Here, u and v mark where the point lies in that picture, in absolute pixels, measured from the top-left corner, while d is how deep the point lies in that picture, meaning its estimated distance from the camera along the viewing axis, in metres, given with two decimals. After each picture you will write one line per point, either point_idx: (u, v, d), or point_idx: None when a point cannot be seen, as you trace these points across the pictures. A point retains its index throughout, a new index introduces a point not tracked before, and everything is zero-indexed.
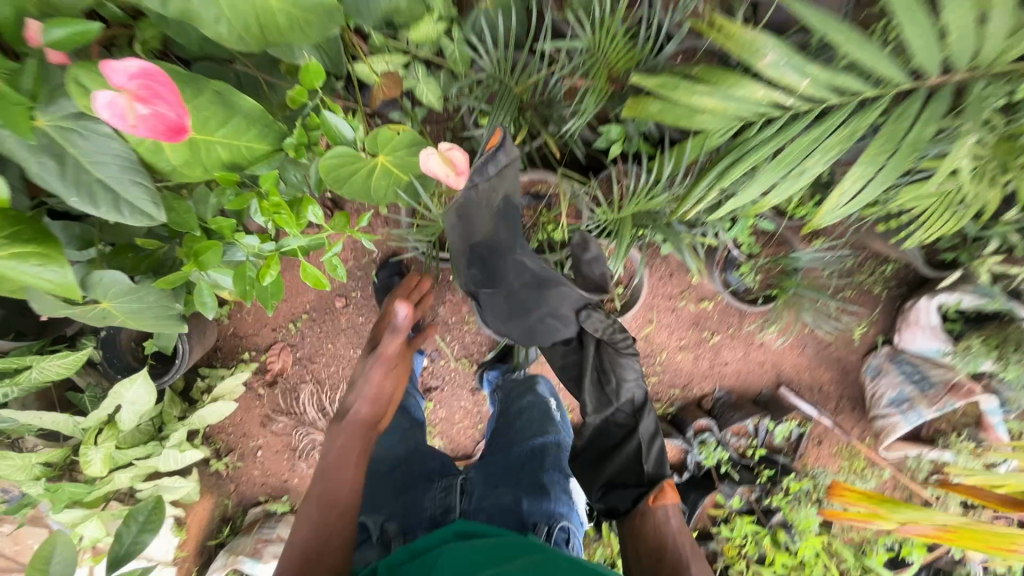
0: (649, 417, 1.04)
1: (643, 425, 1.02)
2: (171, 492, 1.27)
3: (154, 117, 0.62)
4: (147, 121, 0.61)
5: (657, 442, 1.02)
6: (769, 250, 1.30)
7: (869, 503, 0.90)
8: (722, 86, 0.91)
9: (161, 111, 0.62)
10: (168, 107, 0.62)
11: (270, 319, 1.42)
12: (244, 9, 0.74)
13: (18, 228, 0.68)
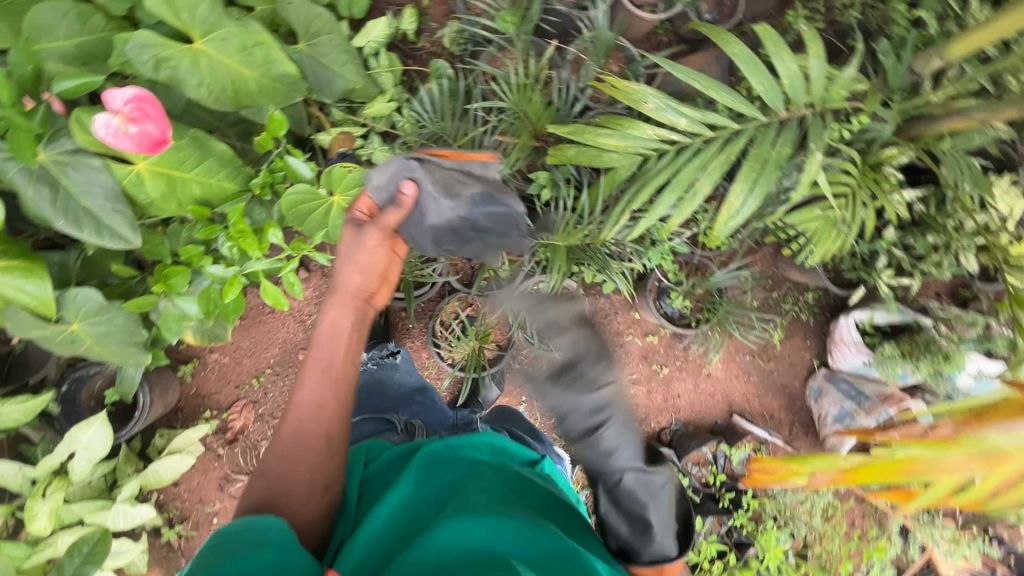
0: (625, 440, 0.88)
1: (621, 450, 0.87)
2: (117, 557, 1.21)
3: (142, 136, 0.68)
4: (134, 139, 0.67)
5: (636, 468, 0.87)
6: (693, 277, 1.45)
7: (785, 461, 0.75)
8: (620, 129, 1.12)
9: (149, 130, 0.68)
10: (155, 126, 0.68)
11: (233, 376, 1.46)
12: (223, 77, 0.92)
13: (6, 248, 0.77)
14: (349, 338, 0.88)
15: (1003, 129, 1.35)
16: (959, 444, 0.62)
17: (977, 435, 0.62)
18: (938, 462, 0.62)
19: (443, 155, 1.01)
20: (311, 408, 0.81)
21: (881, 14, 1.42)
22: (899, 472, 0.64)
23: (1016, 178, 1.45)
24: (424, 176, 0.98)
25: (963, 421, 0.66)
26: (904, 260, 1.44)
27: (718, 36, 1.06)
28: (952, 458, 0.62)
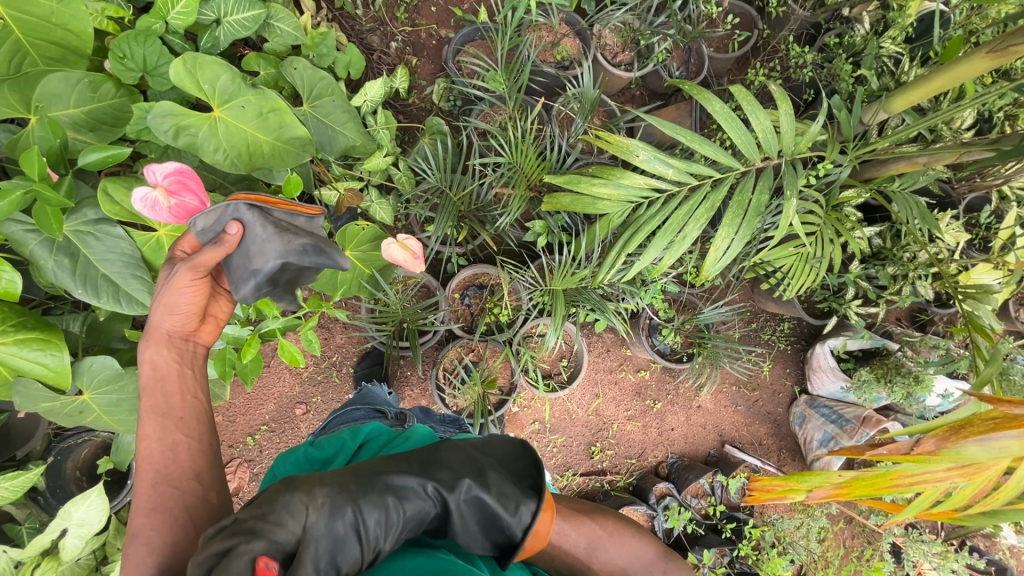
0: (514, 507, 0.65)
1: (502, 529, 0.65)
2: None
3: (179, 207, 0.69)
4: (170, 211, 0.69)
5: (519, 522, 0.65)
6: (681, 314, 1.53)
7: (780, 480, 0.87)
8: (613, 179, 1.20)
9: (186, 202, 0.70)
10: (193, 197, 0.70)
11: (227, 435, 1.41)
12: (239, 142, 0.95)
13: (22, 319, 0.76)
14: (185, 379, 0.71)
15: (941, 171, 1.51)
16: (937, 461, 0.75)
17: (955, 450, 0.74)
18: (920, 473, 0.77)
19: (274, 200, 0.72)
20: (160, 454, 0.65)
21: (829, 72, 1.59)
22: (885, 484, 0.79)
23: (955, 213, 1.62)
24: (253, 221, 0.69)
25: (943, 435, 0.74)
26: (869, 290, 1.56)
27: (699, 95, 1.17)
28: (926, 470, 0.77)
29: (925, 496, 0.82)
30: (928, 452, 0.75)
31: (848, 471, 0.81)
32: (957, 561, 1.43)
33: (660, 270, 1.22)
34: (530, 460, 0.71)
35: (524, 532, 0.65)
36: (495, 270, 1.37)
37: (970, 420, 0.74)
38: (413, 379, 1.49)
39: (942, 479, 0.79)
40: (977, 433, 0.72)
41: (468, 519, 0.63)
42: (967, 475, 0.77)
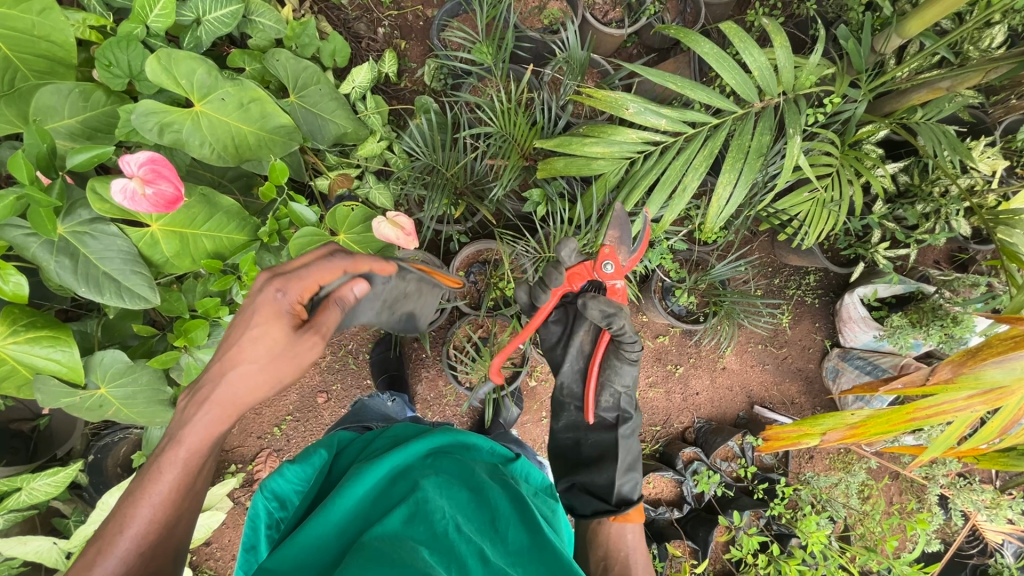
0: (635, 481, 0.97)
1: (625, 478, 0.96)
2: None
3: (156, 196, 0.72)
4: (148, 199, 0.71)
5: (632, 472, 0.98)
6: (693, 273, 1.48)
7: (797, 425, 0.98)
8: (605, 136, 1.16)
9: (162, 189, 0.72)
10: (169, 184, 0.72)
11: (255, 427, 1.47)
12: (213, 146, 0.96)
13: (32, 319, 0.80)
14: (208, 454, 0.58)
15: (969, 95, 1.40)
16: (955, 389, 0.80)
17: (974, 375, 0.78)
18: (939, 404, 0.81)
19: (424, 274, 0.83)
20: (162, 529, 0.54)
21: (837, 3, 1.49)
22: (901, 418, 0.84)
23: (991, 139, 1.49)
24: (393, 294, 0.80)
25: (959, 362, 0.79)
26: (897, 231, 1.47)
27: (686, 37, 1.11)
28: (947, 400, 0.81)
29: (952, 428, 0.85)
30: (947, 381, 0.81)
31: (861, 411, 0.88)
32: (1011, 508, 1.35)
33: (662, 226, 1.17)
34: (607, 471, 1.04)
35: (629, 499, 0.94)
36: (496, 243, 1.35)
37: (990, 342, 0.78)
38: (428, 361, 1.50)
39: (964, 409, 0.82)
40: (994, 355, 0.75)
41: (628, 458, 0.98)
42: (991, 402, 0.80)
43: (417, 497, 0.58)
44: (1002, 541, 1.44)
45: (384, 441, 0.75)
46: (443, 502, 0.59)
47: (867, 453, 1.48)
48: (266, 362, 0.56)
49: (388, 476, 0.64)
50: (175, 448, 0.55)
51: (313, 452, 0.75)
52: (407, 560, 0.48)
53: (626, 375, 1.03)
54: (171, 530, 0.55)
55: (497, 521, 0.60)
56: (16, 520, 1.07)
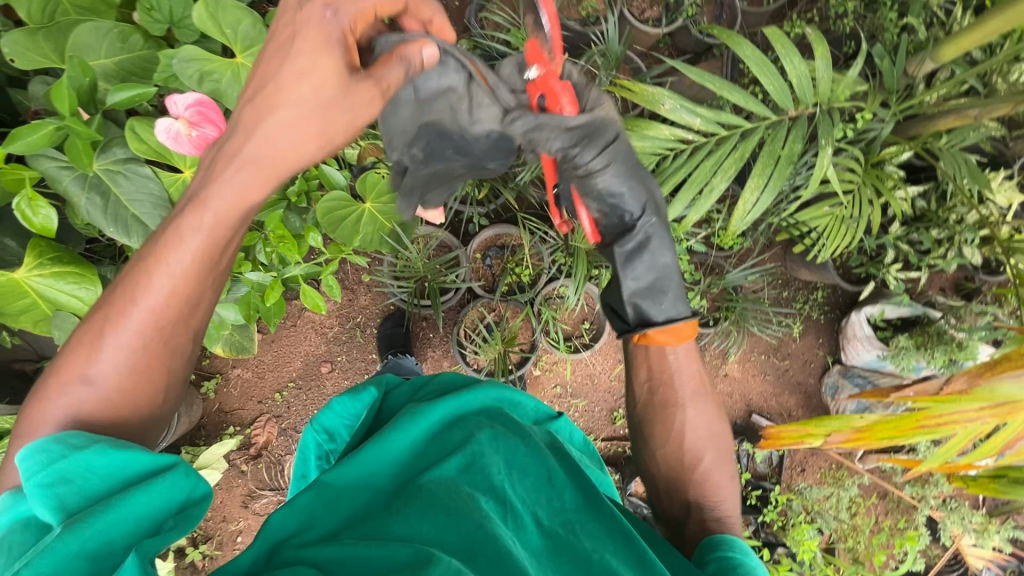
0: (669, 300, 0.78)
1: (649, 300, 0.78)
2: None
3: (200, 139, 0.73)
4: (191, 142, 0.72)
5: (656, 278, 0.78)
6: (707, 276, 1.49)
7: (802, 424, 1.00)
8: (638, 130, 1.16)
9: (207, 133, 0.73)
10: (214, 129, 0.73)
11: (257, 391, 1.46)
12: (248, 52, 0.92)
13: (58, 253, 0.78)
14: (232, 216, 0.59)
15: (993, 127, 1.42)
16: (969, 399, 0.81)
17: (989, 387, 0.81)
18: (947, 415, 0.84)
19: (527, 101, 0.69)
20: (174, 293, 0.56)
21: (873, 23, 1.49)
22: (909, 425, 0.87)
23: (1010, 172, 1.51)
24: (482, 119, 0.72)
25: (976, 373, 0.83)
26: (911, 254, 1.49)
27: (729, 39, 1.11)
28: (957, 409, 0.83)
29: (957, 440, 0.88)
30: (961, 391, 0.83)
31: (870, 416, 0.91)
32: (998, 534, 1.37)
33: (685, 225, 1.18)
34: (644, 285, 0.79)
35: (664, 320, 0.77)
36: (517, 229, 1.35)
37: (1008, 356, 0.81)
38: (436, 340, 1.50)
39: (973, 421, 0.83)
40: (1013, 368, 0.79)
41: (646, 267, 0.78)
42: (1001, 416, 0.82)
43: (473, 449, 0.59)
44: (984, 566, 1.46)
45: (432, 386, 0.75)
46: (499, 455, 0.60)
47: (860, 468, 1.51)
48: (309, 106, 0.59)
49: (444, 419, 0.66)
50: (198, 211, 0.56)
51: (362, 390, 0.76)
52: (465, 516, 0.51)
53: (614, 172, 0.75)
54: (191, 306, 0.58)
55: (555, 483, 0.61)
56: None
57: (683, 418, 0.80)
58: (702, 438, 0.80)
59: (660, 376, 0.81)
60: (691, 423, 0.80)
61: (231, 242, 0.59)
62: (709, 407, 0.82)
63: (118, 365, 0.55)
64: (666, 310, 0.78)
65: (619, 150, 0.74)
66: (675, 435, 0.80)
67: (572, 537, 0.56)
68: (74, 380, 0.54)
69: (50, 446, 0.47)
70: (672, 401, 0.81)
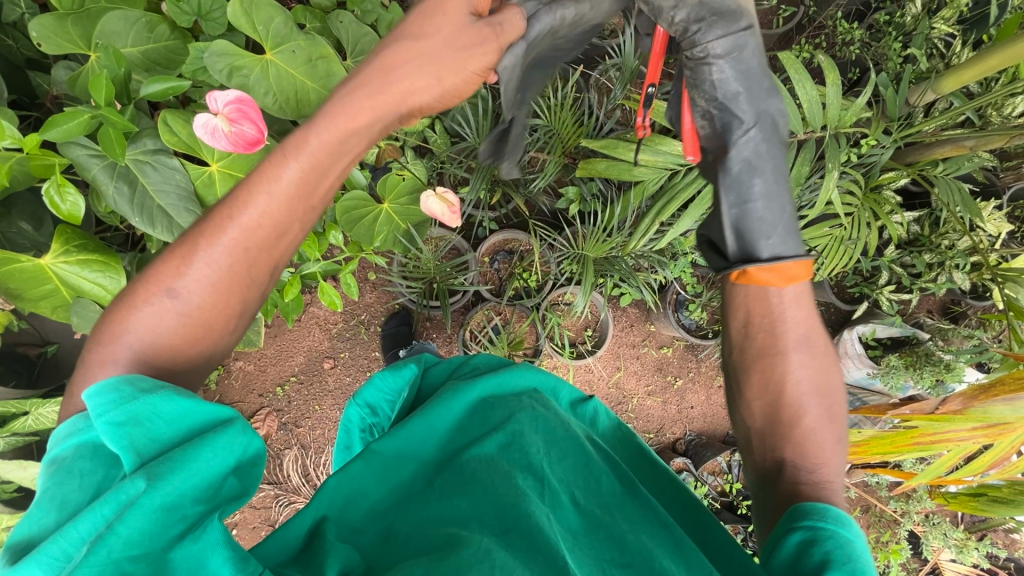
0: (783, 240, 0.71)
1: (757, 235, 0.72)
2: None
3: (235, 135, 0.79)
4: (226, 137, 0.79)
5: (764, 208, 0.73)
6: (707, 289, 1.53)
7: None
8: (652, 144, 1.19)
9: (242, 129, 0.79)
10: (249, 126, 0.79)
11: (258, 385, 1.46)
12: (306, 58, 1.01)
13: (84, 241, 0.80)
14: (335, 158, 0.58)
15: (987, 157, 1.47)
16: (962, 420, 0.85)
17: (981, 409, 0.85)
18: (941, 432, 0.88)
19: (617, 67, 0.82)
20: (270, 228, 0.55)
21: (876, 52, 1.54)
22: (903, 441, 0.91)
23: (999, 203, 1.57)
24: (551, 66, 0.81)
25: (970, 396, 0.87)
26: (904, 276, 1.54)
27: None
28: (952, 429, 0.87)
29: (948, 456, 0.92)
30: (955, 411, 0.87)
31: (867, 431, 0.95)
32: (976, 551, 1.42)
33: (692, 240, 1.21)
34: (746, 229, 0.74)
35: (770, 258, 0.69)
36: (527, 235, 1.37)
37: (1002, 379, 0.84)
38: (439, 341, 1.51)
39: (965, 440, 0.88)
40: (1007, 393, 0.82)
41: (753, 197, 0.74)
42: (991, 437, 0.86)
43: (511, 428, 0.63)
44: None
45: (474, 365, 0.80)
46: (536, 435, 0.63)
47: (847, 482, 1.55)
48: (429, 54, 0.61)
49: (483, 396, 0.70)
50: (307, 136, 0.56)
51: (403, 365, 0.78)
52: (504, 494, 0.55)
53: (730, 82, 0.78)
54: (279, 235, 0.57)
55: (592, 466, 0.63)
56: (15, 444, 1.05)
57: (786, 368, 0.67)
58: (809, 393, 0.66)
59: (764, 317, 0.69)
60: (800, 372, 0.66)
61: (324, 183, 0.58)
62: (823, 356, 0.68)
63: (198, 290, 0.53)
64: (772, 245, 0.71)
65: (749, 44, 0.77)
66: (778, 385, 0.67)
67: (608, 517, 0.59)
68: (154, 300, 0.52)
69: (129, 382, 0.45)
70: (774, 347, 0.68)
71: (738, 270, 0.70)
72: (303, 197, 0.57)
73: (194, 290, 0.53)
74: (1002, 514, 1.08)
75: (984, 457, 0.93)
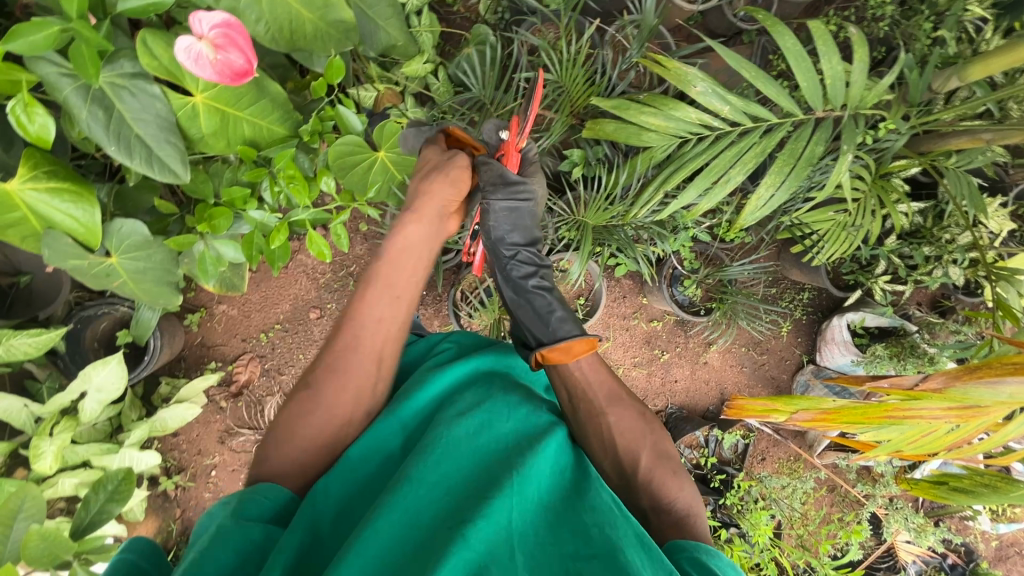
0: (573, 329, 0.81)
1: (551, 334, 0.80)
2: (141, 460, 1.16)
3: (221, 64, 0.73)
4: (212, 66, 0.73)
5: (548, 313, 0.84)
6: (703, 266, 1.53)
7: (767, 400, 1.00)
8: (664, 109, 1.13)
9: (231, 57, 0.73)
10: (237, 55, 0.74)
11: (242, 329, 1.43)
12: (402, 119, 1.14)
13: (55, 168, 0.76)
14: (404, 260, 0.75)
15: (1000, 152, 1.43)
16: (938, 398, 0.85)
17: (961, 390, 0.83)
18: (915, 408, 0.87)
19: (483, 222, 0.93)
20: (372, 322, 0.71)
21: (905, 31, 1.47)
22: (875, 413, 0.89)
23: (1005, 200, 1.55)
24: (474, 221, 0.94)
25: (953, 375, 0.84)
26: (900, 267, 1.53)
27: (771, 26, 1.08)
28: (925, 406, 0.87)
29: (913, 431, 0.92)
30: (933, 389, 0.86)
31: (837, 401, 0.93)
32: (932, 535, 1.48)
33: (695, 214, 1.16)
34: (554, 328, 0.81)
35: (561, 340, 0.78)
36: None
37: (989, 363, 0.82)
38: (428, 299, 1.47)
39: (936, 418, 0.88)
40: (993, 374, 0.81)
41: (533, 312, 0.85)
42: (962, 417, 0.87)
43: (480, 411, 0.65)
44: (911, 561, 1.58)
45: (451, 344, 0.83)
46: (506, 421, 0.65)
47: (817, 463, 1.59)
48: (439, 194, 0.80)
49: (454, 382, 0.73)
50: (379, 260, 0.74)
51: None
52: (463, 485, 0.58)
53: (516, 217, 0.89)
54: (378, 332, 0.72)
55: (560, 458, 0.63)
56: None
57: (608, 425, 0.72)
58: (633, 441, 0.71)
59: (574, 390, 0.76)
60: (618, 427, 0.72)
61: (402, 281, 0.74)
62: (635, 409, 0.75)
63: (323, 394, 0.68)
64: (564, 334, 0.79)
65: (528, 210, 0.90)
66: (604, 445, 0.72)
67: (571, 511, 0.58)
68: (281, 449, 0.66)
69: (227, 507, 0.58)
70: (594, 410, 0.74)
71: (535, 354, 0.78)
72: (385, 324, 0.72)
73: (320, 390, 0.68)
74: (960, 503, 1.08)
75: (943, 436, 0.93)
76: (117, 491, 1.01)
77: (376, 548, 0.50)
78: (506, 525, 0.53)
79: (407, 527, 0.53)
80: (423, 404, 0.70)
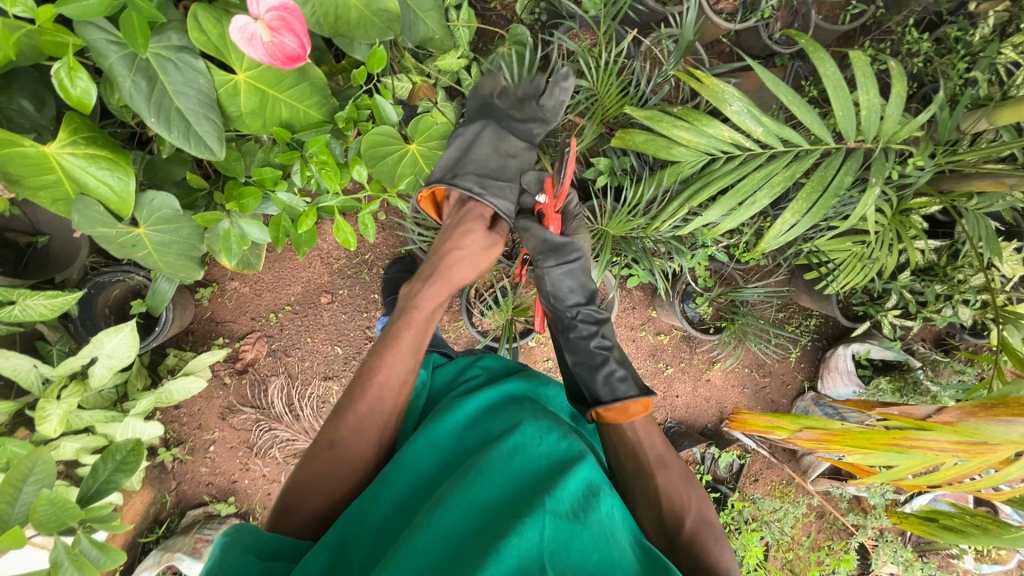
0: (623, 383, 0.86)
1: (601, 391, 0.86)
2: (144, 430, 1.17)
3: (274, 47, 0.73)
4: (264, 48, 0.73)
5: (601, 366, 0.88)
6: (716, 284, 1.54)
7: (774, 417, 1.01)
8: (698, 125, 1.13)
9: (284, 40, 0.73)
10: (290, 39, 0.74)
11: (251, 308, 1.42)
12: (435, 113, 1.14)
13: (93, 134, 0.76)
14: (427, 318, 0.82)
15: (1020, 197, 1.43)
16: (947, 430, 0.84)
17: (973, 425, 0.82)
18: (923, 439, 0.86)
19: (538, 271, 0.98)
20: (395, 384, 0.74)
21: (938, 68, 1.48)
22: (882, 440, 0.89)
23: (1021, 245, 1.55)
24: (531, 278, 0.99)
25: (968, 410, 0.85)
26: (911, 302, 1.53)
27: (814, 52, 1.07)
28: (933, 438, 0.85)
29: (916, 463, 0.91)
30: (945, 422, 0.85)
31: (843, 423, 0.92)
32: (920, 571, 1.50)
33: (716, 232, 1.16)
34: (601, 384, 0.87)
35: (613, 398, 0.84)
36: None
37: (1005, 403, 0.82)
38: None
39: (943, 451, 0.87)
40: (1009, 415, 0.80)
41: (586, 366, 0.90)
42: (969, 454, 0.84)
43: (514, 433, 0.67)
44: None
45: (481, 372, 0.88)
46: (540, 444, 0.68)
47: (810, 489, 1.59)
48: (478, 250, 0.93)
49: (485, 407, 0.76)
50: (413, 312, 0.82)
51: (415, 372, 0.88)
52: (498, 506, 0.60)
53: (571, 276, 0.96)
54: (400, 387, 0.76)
55: (594, 483, 0.65)
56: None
57: (655, 486, 0.77)
58: (680, 503, 0.76)
59: (625, 448, 0.81)
60: (666, 489, 0.77)
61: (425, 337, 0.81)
62: (681, 471, 0.80)
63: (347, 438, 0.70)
64: (618, 392, 0.85)
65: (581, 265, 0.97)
66: (651, 503, 0.77)
67: (603, 535, 0.59)
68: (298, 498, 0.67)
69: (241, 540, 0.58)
70: (642, 470, 0.79)
71: (592, 412, 0.85)
72: (388, 400, 0.73)
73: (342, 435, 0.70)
74: (951, 541, 1.08)
75: (945, 471, 0.92)
76: (125, 461, 1.01)
77: (414, 566, 0.52)
78: (540, 545, 0.55)
79: (443, 545, 0.55)
80: (457, 425, 0.73)
